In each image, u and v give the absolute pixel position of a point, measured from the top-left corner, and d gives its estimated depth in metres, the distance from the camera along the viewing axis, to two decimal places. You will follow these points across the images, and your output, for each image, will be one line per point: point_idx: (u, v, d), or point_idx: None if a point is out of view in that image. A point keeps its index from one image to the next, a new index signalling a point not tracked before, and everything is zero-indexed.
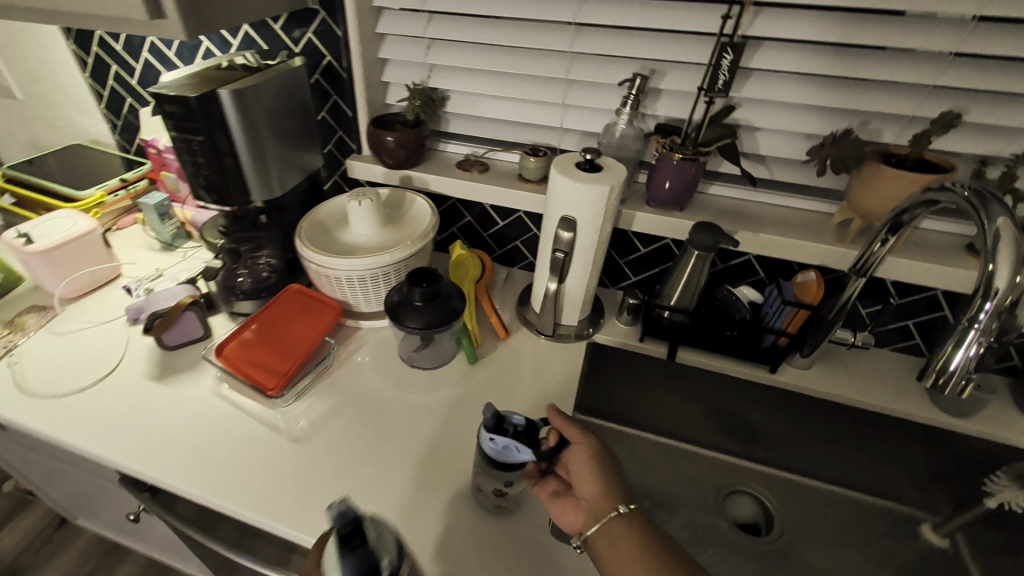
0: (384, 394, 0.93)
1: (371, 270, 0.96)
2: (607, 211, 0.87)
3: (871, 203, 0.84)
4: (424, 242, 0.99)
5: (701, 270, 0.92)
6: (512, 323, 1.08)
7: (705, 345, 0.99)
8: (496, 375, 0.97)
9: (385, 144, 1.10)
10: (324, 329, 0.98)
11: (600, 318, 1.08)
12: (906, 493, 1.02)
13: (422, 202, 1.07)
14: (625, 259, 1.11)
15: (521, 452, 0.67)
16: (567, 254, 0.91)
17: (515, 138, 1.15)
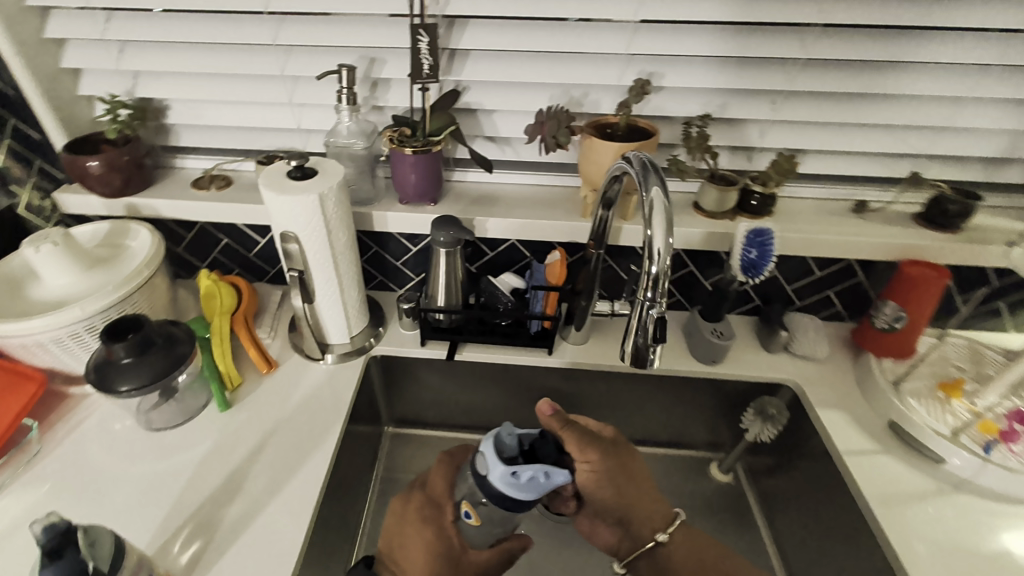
0: (123, 460, 0.82)
1: (62, 329, 0.80)
2: (330, 221, 0.80)
3: (596, 176, 0.84)
4: (136, 284, 0.86)
5: (456, 267, 0.89)
6: (282, 353, 0.98)
7: (482, 338, 0.97)
8: (257, 420, 0.88)
9: (88, 173, 0.91)
10: (23, 408, 0.82)
11: (378, 328, 1.01)
12: (692, 436, 1.10)
13: (145, 234, 0.93)
14: (400, 262, 1.04)
15: (550, 475, 0.62)
16: (303, 272, 0.84)
17: (257, 145, 1.03)
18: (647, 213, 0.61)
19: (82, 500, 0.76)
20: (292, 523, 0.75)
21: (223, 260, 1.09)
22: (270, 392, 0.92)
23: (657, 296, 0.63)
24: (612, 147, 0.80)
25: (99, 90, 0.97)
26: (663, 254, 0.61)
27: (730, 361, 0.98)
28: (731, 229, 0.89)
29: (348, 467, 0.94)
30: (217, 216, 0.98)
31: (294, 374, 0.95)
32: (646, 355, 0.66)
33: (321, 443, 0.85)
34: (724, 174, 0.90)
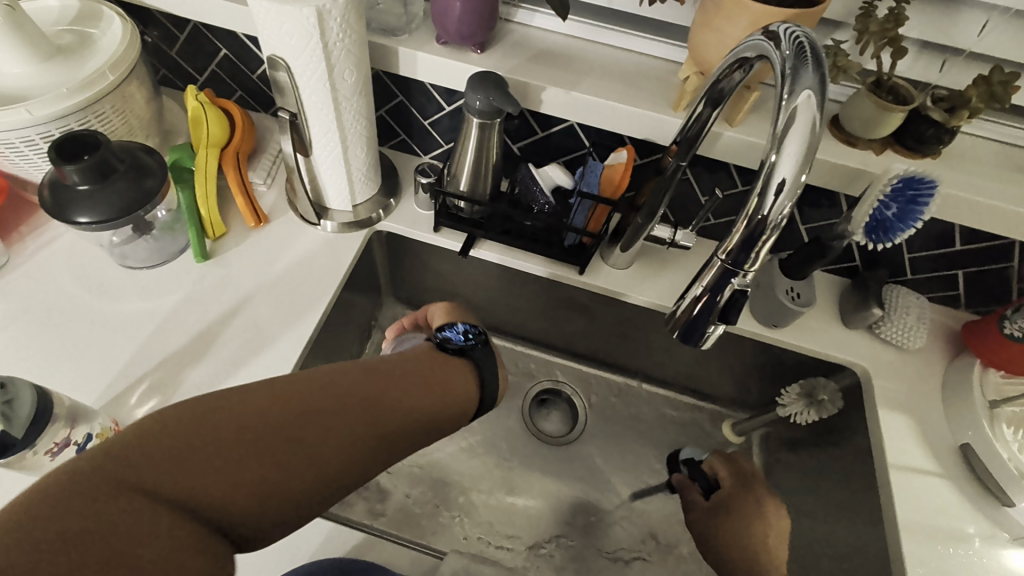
0: (106, 277, 0.76)
1: (6, 133, 0.66)
2: (331, 51, 0.59)
3: (709, 53, 0.58)
4: (97, 90, 0.69)
5: (490, 145, 0.68)
6: (276, 206, 0.84)
7: (506, 240, 0.80)
8: (235, 280, 0.77)
9: None
10: None
11: (389, 199, 0.84)
12: (722, 394, 0.94)
13: (117, 26, 0.73)
14: (428, 122, 0.83)
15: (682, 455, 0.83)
16: (296, 114, 0.66)
17: None
18: (781, 128, 0.40)
19: (41, 331, 0.70)
20: None
21: (223, 76, 0.90)
22: (256, 251, 0.80)
23: (747, 261, 0.44)
24: (748, 12, 0.53)
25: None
26: (787, 195, 0.41)
27: (798, 329, 0.80)
28: (873, 167, 0.64)
29: (334, 348, 0.84)
30: (209, 16, 0.77)
31: (285, 233, 0.82)
32: (703, 327, 0.49)
33: (307, 315, 0.75)
34: (897, 83, 0.61)
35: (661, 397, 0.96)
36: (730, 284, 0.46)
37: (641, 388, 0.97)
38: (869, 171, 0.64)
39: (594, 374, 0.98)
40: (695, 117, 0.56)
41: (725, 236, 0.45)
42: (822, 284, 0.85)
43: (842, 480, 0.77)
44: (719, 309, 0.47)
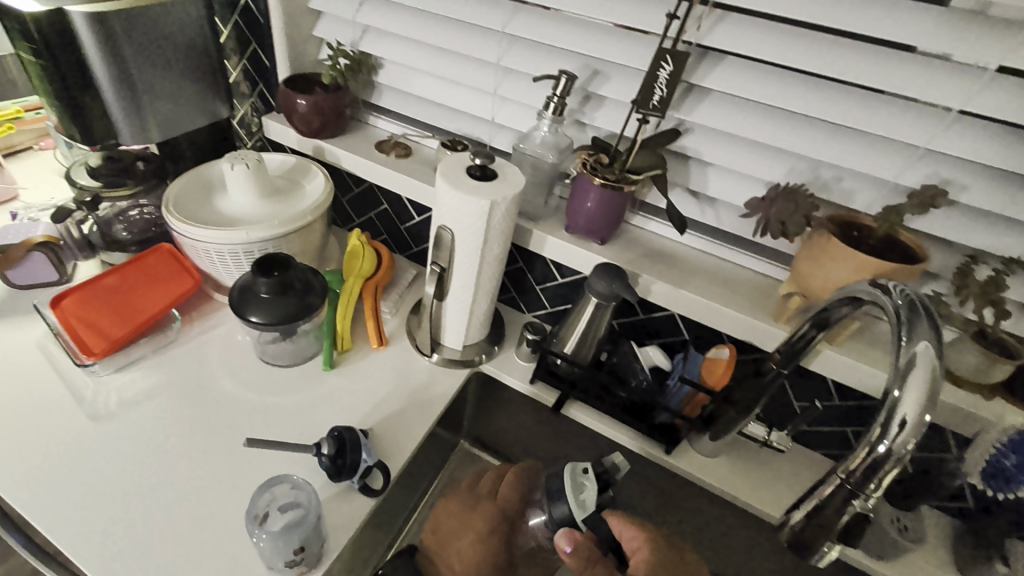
0: (246, 367, 0.87)
1: (224, 245, 0.85)
2: (489, 230, 0.73)
3: (813, 282, 0.64)
4: (296, 224, 0.87)
5: (601, 320, 0.77)
6: (396, 333, 0.95)
7: (596, 405, 0.84)
8: (348, 390, 0.85)
9: (295, 109, 0.94)
10: (173, 301, 0.89)
11: (493, 346, 0.92)
12: None
13: (321, 180, 0.95)
14: (540, 286, 0.95)
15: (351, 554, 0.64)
16: (444, 269, 0.79)
17: (445, 126, 0.95)
18: (901, 368, 0.45)
19: (181, 403, 0.80)
20: (338, 515, 0.69)
21: (377, 222, 1.08)
22: (371, 370, 0.89)
23: (868, 487, 0.45)
24: (857, 261, 0.59)
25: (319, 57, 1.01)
26: (916, 422, 0.43)
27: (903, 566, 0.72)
28: (983, 412, 0.63)
29: (413, 476, 0.87)
30: (384, 182, 0.95)
31: (398, 359, 0.91)
32: (820, 543, 0.49)
33: (400, 439, 0.80)
34: (1004, 337, 0.63)
35: None
36: (851, 508, 0.47)
37: None
38: (977, 414, 0.64)
39: None
40: (800, 334, 0.62)
41: (847, 457, 0.47)
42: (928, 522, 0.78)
43: None
44: (838, 529, 0.48)
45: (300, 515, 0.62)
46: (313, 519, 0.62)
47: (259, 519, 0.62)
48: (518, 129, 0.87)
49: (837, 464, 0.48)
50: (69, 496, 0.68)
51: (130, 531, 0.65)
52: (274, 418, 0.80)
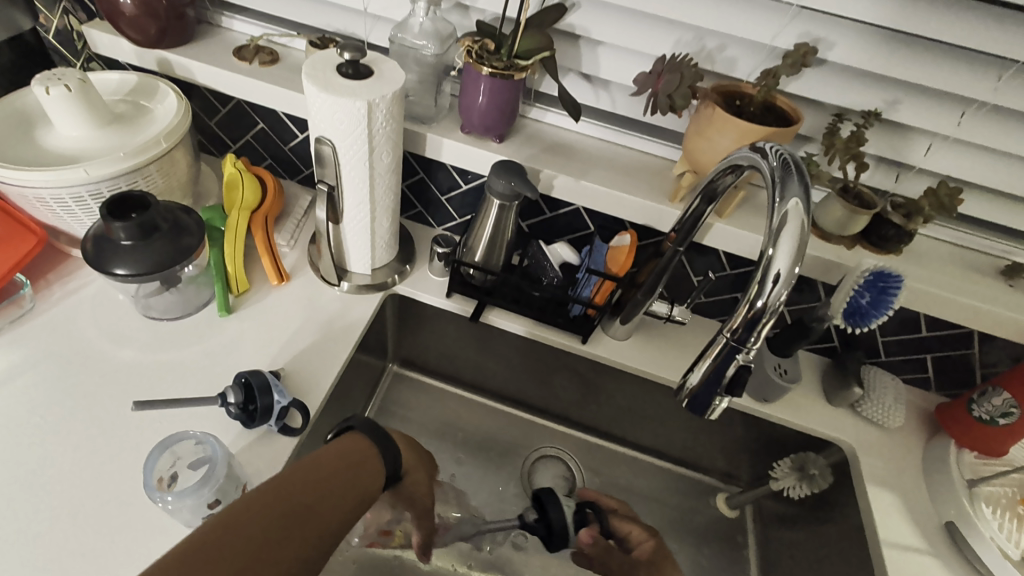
0: (127, 327, 0.78)
1: (61, 188, 0.72)
2: (374, 137, 0.67)
3: (703, 157, 0.66)
4: (150, 154, 0.75)
5: (506, 223, 0.75)
6: (297, 265, 0.89)
7: (514, 308, 0.85)
8: (252, 332, 0.80)
9: (119, 10, 0.76)
10: (16, 265, 0.76)
11: (405, 265, 0.89)
12: (715, 465, 0.95)
13: (173, 99, 0.81)
14: (445, 197, 0.91)
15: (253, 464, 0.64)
16: (333, 187, 0.72)
17: (312, 23, 0.83)
18: (775, 227, 0.47)
19: (55, 379, 0.71)
20: (260, 459, 0.67)
21: (256, 146, 0.96)
22: (275, 308, 0.83)
23: (749, 340, 0.49)
24: (738, 129, 0.61)
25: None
26: (787, 274, 0.46)
27: (786, 403, 0.83)
28: (846, 260, 0.71)
29: (341, 406, 0.86)
30: (251, 97, 0.83)
31: (304, 292, 0.86)
32: (710, 397, 0.54)
33: (319, 371, 0.77)
34: (861, 190, 0.70)
35: (654, 467, 0.98)
36: (735, 360, 0.51)
37: (635, 457, 0.98)
38: (841, 263, 0.72)
39: (591, 442, 1.00)
40: (692, 210, 0.64)
41: (730, 317, 0.51)
42: (806, 364, 0.89)
43: (836, 558, 0.77)
44: (726, 382, 0.52)
45: (207, 469, 0.61)
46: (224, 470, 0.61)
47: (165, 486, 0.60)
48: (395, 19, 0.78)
49: (723, 323, 0.52)
50: None
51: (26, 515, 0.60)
52: (170, 376, 0.74)
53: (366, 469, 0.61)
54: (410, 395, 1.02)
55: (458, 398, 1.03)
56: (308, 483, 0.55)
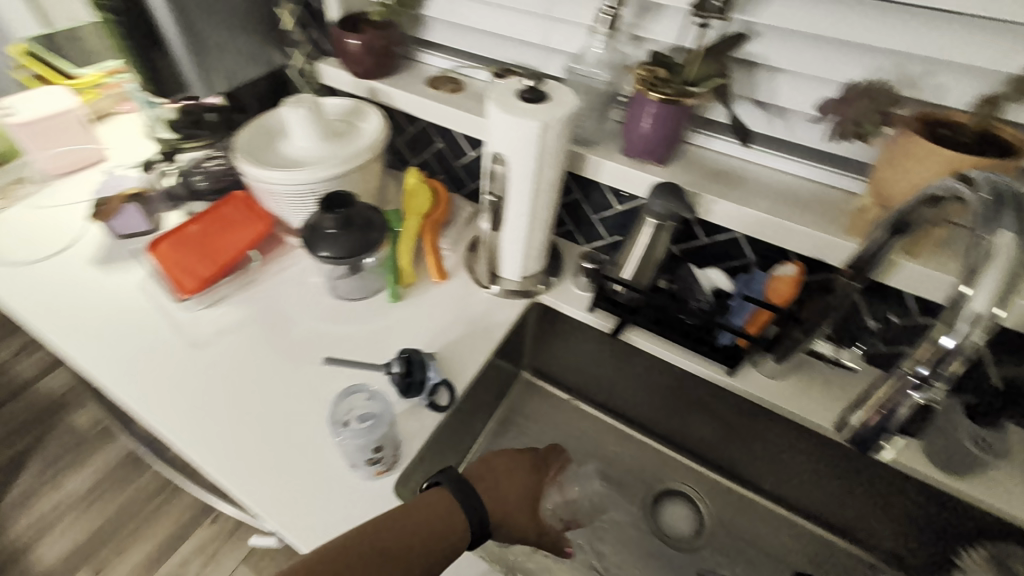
0: (318, 303, 0.94)
1: (290, 186, 0.89)
2: (542, 154, 0.73)
3: (892, 188, 0.61)
4: (357, 163, 0.91)
5: (659, 242, 0.77)
6: (455, 267, 0.99)
7: (655, 329, 0.85)
8: (413, 321, 0.90)
9: (345, 48, 0.95)
10: (250, 244, 0.97)
11: (551, 277, 0.95)
12: (873, 539, 0.83)
13: (376, 119, 0.97)
14: (597, 217, 0.95)
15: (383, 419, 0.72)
16: (498, 198, 0.80)
17: (496, 56, 0.94)
18: (976, 261, 0.43)
19: (267, 335, 0.88)
20: (409, 431, 0.75)
21: (433, 163, 1.10)
22: (433, 303, 0.93)
23: (932, 381, 0.45)
24: (941, 158, 0.55)
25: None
26: (987, 314, 0.42)
27: (979, 483, 0.70)
28: None
29: (479, 400, 0.93)
30: (436, 118, 0.96)
31: (459, 292, 0.95)
32: (876, 439, 0.51)
33: (465, 363, 0.84)
34: None
35: (795, 526, 0.88)
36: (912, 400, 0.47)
37: (772, 511, 0.90)
38: None
39: (721, 484, 0.94)
40: (874, 242, 0.59)
41: (909, 352, 0.47)
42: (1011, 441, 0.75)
43: None
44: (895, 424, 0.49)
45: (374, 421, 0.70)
46: (381, 436, 0.68)
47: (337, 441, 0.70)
48: (570, 52, 0.85)
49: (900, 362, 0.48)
50: (181, 411, 0.77)
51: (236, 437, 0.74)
52: (347, 346, 0.86)
53: (449, 516, 0.64)
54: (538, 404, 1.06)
55: (585, 414, 1.04)
56: (360, 533, 0.60)
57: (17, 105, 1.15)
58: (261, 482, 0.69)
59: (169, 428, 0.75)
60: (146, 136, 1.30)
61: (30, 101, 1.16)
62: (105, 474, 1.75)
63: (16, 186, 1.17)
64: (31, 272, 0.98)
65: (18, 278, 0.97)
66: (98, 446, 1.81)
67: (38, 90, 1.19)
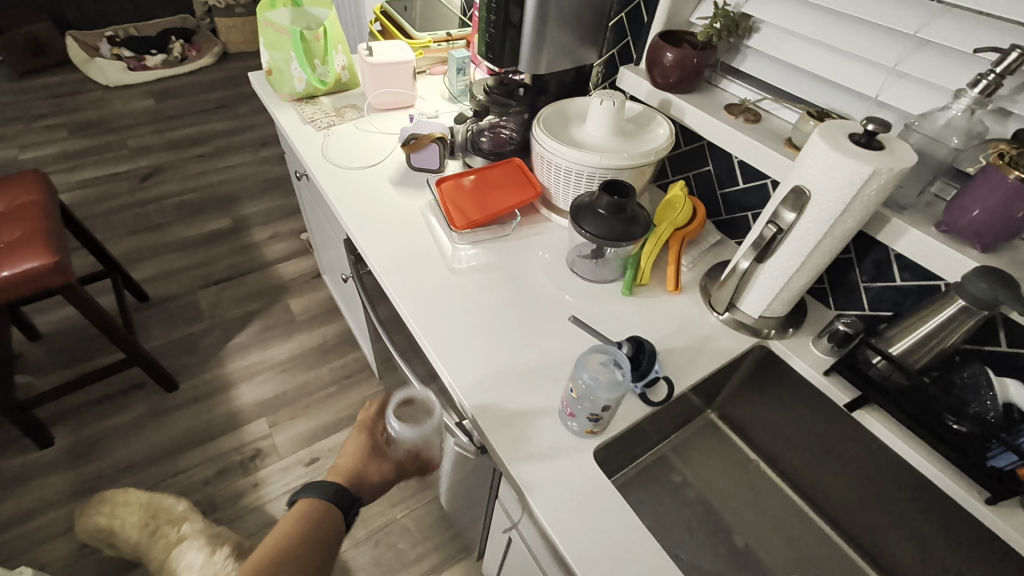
0: (558, 274, 1.04)
1: (578, 166, 1.01)
2: (855, 201, 0.72)
3: None
4: (643, 163, 0.99)
5: (953, 331, 0.73)
6: (690, 284, 1.02)
7: (904, 419, 0.79)
8: (642, 318, 0.96)
9: (661, 61, 1.07)
10: (518, 204, 1.09)
11: (788, 327, 0.93)
12: None
13: (665, 128, 1.04)
14: (866, 285, 0.92)
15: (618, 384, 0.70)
16: (779, 232, 0.80)
17: (812, 97, 0.98)
18: None
19: (509, 283, 1.02)
20: (625, 410, 0.81)
21: (695, 187, 1.17)
22: (663, 309, 0.98)
23: None
24: None
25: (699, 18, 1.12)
26: None
27: None
28: None
29: (674, 414, 0.95)
30: (724, 141, 1.00)
31: (689, 308, 0.98)
32: None
33: (684, 373, 0.87)
34: None
35: None
36: None
37: None
38: None
39: None
40: None
41: None
42: None
43: None
44: None
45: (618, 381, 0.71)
46: (615, 399, 0.70)
47: (573, 388, 0.71)
48: (903, 110, 0.86)
49: None
50: (440, 329, 0.95)
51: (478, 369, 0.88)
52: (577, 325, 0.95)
53: (318, 538, 0.96)
54: (712, 444, 1.06)
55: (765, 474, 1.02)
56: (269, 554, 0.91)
57: (372, 48, 1.41)
58: (494, 412, 0.83)
59: (424, 331, 0.95)
60: (444, 96, 1.55)
61: (380, 46, 1.42)
62: (300, 354, 2.14)
63: (347, 109, 1.47)
64: (349, 177, 1.25)
65: (337, 179, 1.24)
66: (301, 330, 2.23)
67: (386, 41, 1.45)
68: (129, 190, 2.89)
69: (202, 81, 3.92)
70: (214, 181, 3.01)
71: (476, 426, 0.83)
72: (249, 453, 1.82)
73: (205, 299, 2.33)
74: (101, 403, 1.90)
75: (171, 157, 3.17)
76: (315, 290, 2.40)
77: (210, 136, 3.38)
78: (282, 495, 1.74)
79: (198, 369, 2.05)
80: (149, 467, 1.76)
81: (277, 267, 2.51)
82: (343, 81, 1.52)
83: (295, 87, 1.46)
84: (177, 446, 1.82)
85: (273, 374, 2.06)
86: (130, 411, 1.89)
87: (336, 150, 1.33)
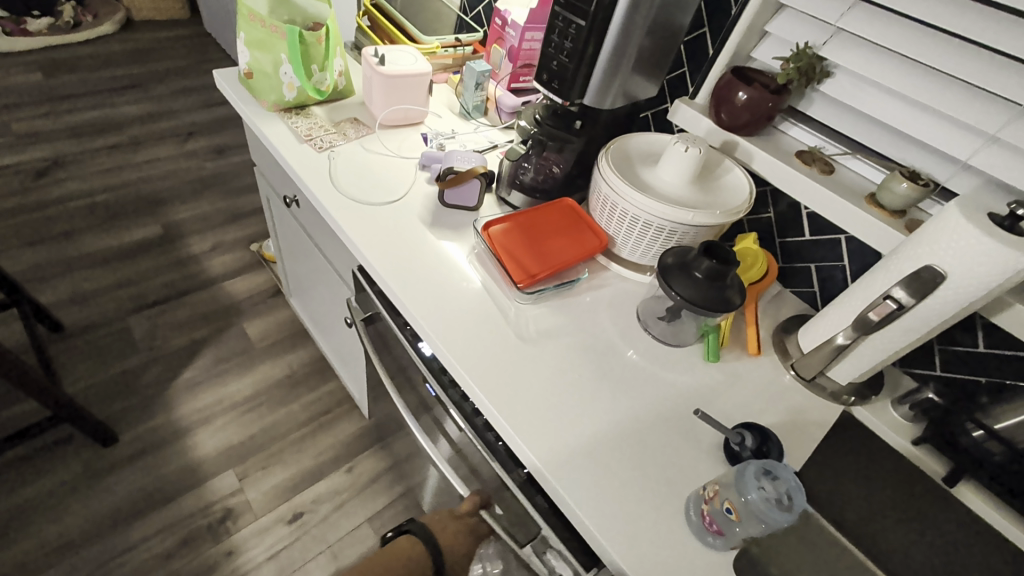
0: (635, 336, 0.96)
1: (666, 220, 0.91)
2: (997, 289, 0.69)
3: None
4: (729, 219, 0.93)
5: None
6: (765, 344, 0.99)
7: (1002, 494, 0.82)
8: (731, 386, 0.91)
9: (732, 100, 0.99)
10: (584, 256, 0.99)
11: (871, 394, 0.93)
12: None
13: (742, 179, 1.00)
14: (942, 346, 0.94)
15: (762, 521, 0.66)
16: (901, 310, 0.76)
17: (889, 150, 0.96)
18: None
19: (587, 349, 0.92)
20: None
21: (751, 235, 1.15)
22: (748, 374, 0.94)
23: None
24: None
25: (771, 57, 1.03)
26: None
27: None
28: None
29: None
30: (802, 192, 0.97)
31: (772, 370, 0.95)
32: None
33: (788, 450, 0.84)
34: None
35: None
36: None
37: None
38: None
39: None
40: None
41: None
42: None
43: None
44: None
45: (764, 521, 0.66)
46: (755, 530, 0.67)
47: (732, 508, 0.69)
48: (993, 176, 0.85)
49: None
50: (521, 410, 0.82)
51: (576, 460, 0.78)
52: (666, 397, 0.88)
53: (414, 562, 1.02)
54: None
55: None
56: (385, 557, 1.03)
57: (381, 54, 1.22)
58: (608, 517, 0.73)
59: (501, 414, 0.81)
60: (455, 111, 1.38)
61: (390, 53, 1.24)
62: (265, 389, 1.87)
63: (347, 124, 1.26)
64: (371, 213, 1.06)
65: (356, 216, 1.05)
66: (264, 360, 1.95)
67: (393, 47, 1.26)
68: (20, 189, 2.38)
69: (102, 53, 3.30)
70: (132, 178, 2.55)
71: (587, 532, 0.73)
72: (218, 515, 1.57)
73: (139, 326, 1.97)
74: (15, 469, 1.54)
75: (73, 147, 2.65)
76: (276, 311, 2.11)
77: (122, 122, 2.86)
78: (265, 562, 1.52)
79: (142, 415, 1.73)
80: (91, 544, 1.46)
81: (226, 283, 2.17)
82: (339, 88, 1.31)
83: (284, 95, 1.23)
84: (127, 513, 1.52)
85: (236, 415, 1.79)
86: (57, 476, 1.55)
87: (347, 176, 1.13)
